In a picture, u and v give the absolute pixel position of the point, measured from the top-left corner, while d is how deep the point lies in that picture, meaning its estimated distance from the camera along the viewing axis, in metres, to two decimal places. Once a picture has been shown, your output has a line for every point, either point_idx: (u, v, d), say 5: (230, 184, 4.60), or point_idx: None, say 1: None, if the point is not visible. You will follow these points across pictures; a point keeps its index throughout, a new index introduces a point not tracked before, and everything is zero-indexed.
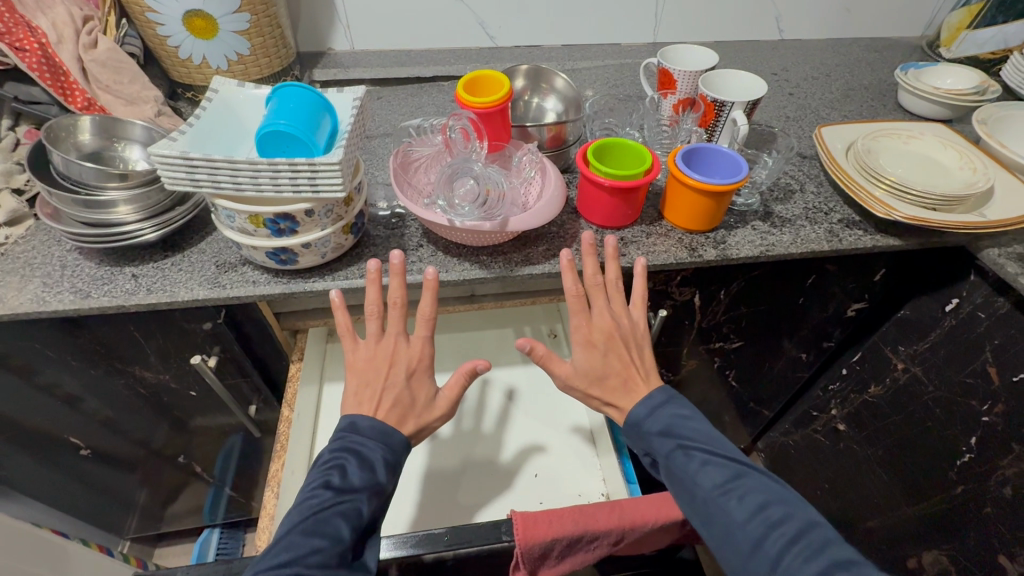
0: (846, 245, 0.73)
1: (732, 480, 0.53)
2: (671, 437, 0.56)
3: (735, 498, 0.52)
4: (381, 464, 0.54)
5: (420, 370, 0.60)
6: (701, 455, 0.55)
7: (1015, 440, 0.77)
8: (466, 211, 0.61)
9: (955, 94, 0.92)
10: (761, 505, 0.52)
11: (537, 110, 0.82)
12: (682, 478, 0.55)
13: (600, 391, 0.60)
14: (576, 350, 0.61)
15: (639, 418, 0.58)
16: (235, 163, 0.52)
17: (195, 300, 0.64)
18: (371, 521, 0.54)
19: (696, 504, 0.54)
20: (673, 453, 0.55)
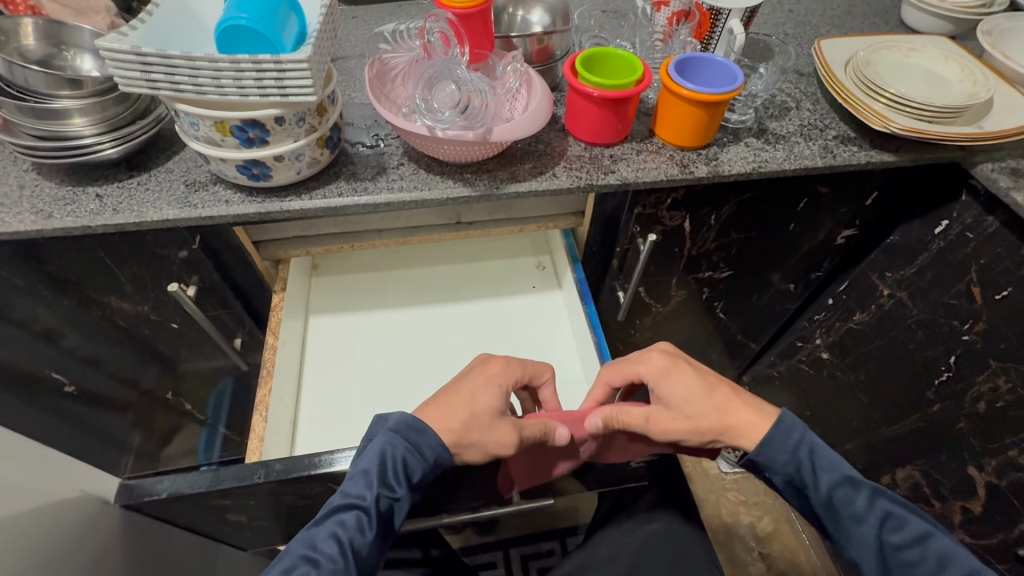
0: (840, 161, 0.72)
1: (911, 529, 0.48)
2: (837, 472, 0.50)
3: (923, 552, 0.48)
4: (398, 472, 0.50)
5: (488, 387, 0.57)
6: (876, 498, 0.49)
7: (993, 357, 0.79)
8: (448, 121, 0.58)
9: (962, 7, 0.88)
10: (951, 562, 0.47)
11: (522, 22, 0.76)
12: (852, 521, 0.50)
13: (709, 416, 0.57)
14: (659, 385, 0.60)
15: (790, 444, 0.53)
16: (193, 61, 0.48)
17: (166, 221, 0.61)
18: (380, 537, 0.49)
19: (867, 549, 0.50)
20: (841, 492, 0.50)
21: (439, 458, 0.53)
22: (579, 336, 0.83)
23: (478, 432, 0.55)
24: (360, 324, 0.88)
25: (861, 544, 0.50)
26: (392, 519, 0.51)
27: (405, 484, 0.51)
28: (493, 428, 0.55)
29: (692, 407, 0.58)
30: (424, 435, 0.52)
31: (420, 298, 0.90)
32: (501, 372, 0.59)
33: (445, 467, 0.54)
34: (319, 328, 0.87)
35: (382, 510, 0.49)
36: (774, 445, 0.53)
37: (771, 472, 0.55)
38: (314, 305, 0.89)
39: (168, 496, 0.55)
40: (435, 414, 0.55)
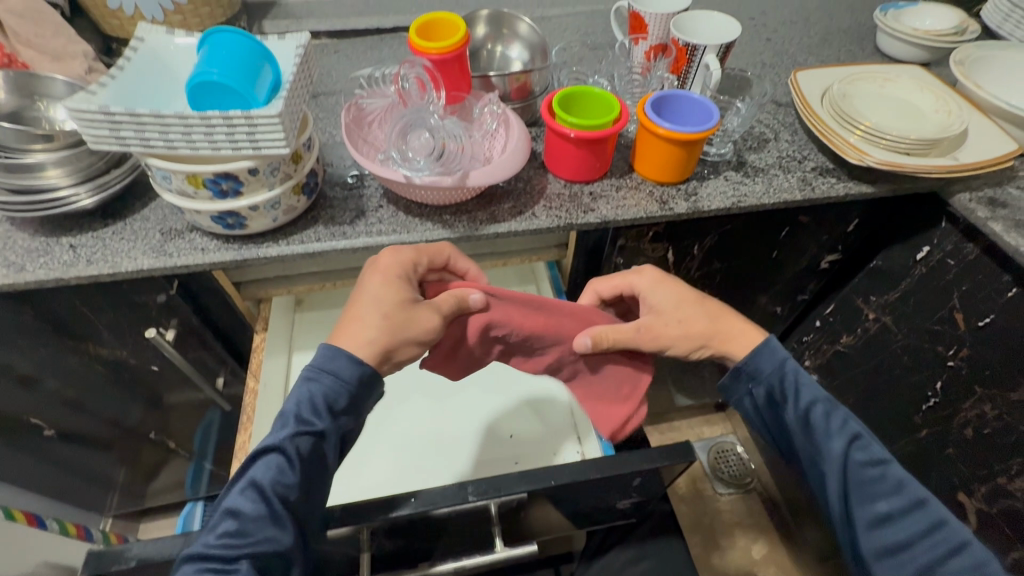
0: (818, 194, 0.72)
1: (876, 451, 0.54)
2: (818, 391, 0.56)
3: (881, 470, 0.52)
4: (314, 408, 0.50)
5: (387, 284, 0.55)
6: (848, 420, 0.55)
7: (979, 383, 0.79)
8: (423, 166, 0.58)
9: (934, 35, 0.90)
10: (904, 482, 0.52)
11: (501, 58, 0.78)
12: (824, 438, 0.54)
13: (707, 323, 0.61)
14: (653, 294, 0.63)
15: (780, 364, 0.57)
16: (162, 118, 0.47)
17: (141, 271, 0.60)
18: (310, 477, 0.49)
19: (832, 465, 0.54)
20: (819, 410, 0.55)
21: (361, 376, 0.51)
22: None
23: (400, 330, 0.53)
24: None
25: (827, 459, 0.54)
26: (324, 456, 0.50)
27: (325, 418, 0.50)
28: (413, 320, 0.54)
29: (682, 312, 0.62)
30: (336, 363, 0.51)
31: None
32: (409, 261, 0.56)
33: (371, 384, 0.52)
34: None
35: (306, 451, 0.49)
36: (765, 362, 0.58)
37: (755, 384, 0.58)
38: None
39: (139, 563, 0.52)
40: (353, 329, 0.53)
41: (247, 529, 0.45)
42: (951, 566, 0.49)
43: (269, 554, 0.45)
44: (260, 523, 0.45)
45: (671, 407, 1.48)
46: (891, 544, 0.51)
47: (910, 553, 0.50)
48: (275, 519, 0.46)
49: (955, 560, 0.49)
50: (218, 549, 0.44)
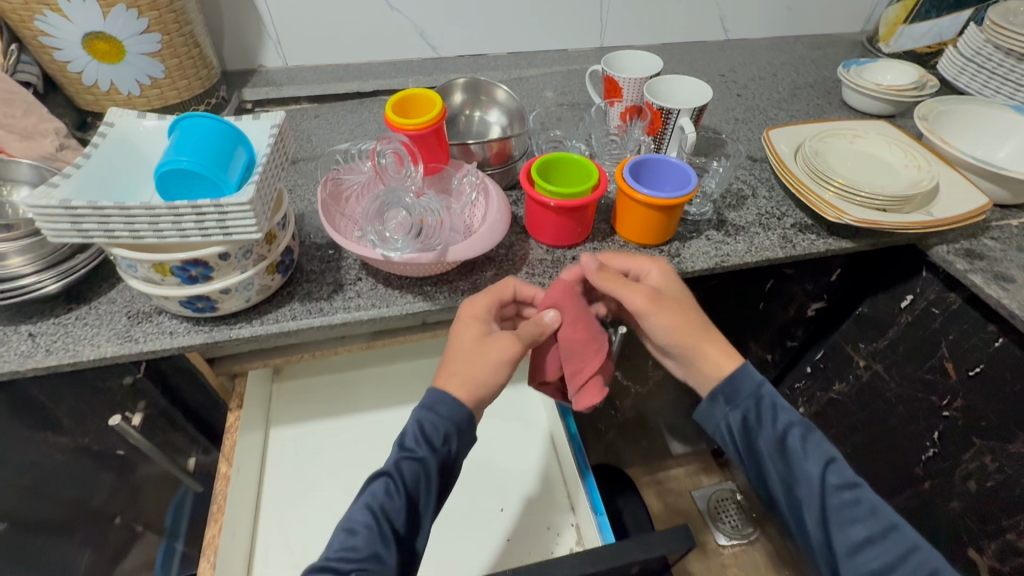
0: (800, 251, 0.72)
1: (848, 475, 0.53)
2: (793, 416, 0.56)
3: (855, 494, 0.52)
4: (416, 436, 0.54)
5: (466, 327, 0.58)
6: (822, 444, 0.55)
7: (976, 435, 0.78)
8: (401, 243, 0.56)
9: (895, 90, 0.94)
10: (878, 506, 0.52)
11: (480, 124, 0.80)
12: (802, 463, 0.53)
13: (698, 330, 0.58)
14: (666, 281, 0.61)
15: (756, 388, 0.57)
16: (128, 209, 0.46)
17: (104, 359, 0.57)
18: (416, 499, 0.53)
19: (811, 492, 0.53)
20: (796, 435, 0.54)
21: (455, 412, 0.55)
22: (556, 433, 0.80)
23: (477, 362, 0.56)
24: (331, 431, 0.84)
25: (807, 485, 0.53)
26: (425, 487, 0.53)
27: (425, 445, 0.54)
28: (487, 355, 0.56)
29: (680, 304, 0.60)
30: (435, 398, 0.55)
31: (392, 398, 0.88)
32: (490, 305, 0.59)
33: (467, 423, 0.55)
34: (280, 442, 0.82)
35: (408, 475, 0.52)
36: (742, 385, 0.57)
37: (732, 407, 0.57)
38: (277, 415, 0.84)
39: None
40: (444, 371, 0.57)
41: (356, 546, 0.49)
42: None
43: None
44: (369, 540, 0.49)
45: (667, 455, 1.44)
46: (872, 572, 0.49)
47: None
48: (383, 539, 0.50)
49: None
50: (335, 562, 0.49)
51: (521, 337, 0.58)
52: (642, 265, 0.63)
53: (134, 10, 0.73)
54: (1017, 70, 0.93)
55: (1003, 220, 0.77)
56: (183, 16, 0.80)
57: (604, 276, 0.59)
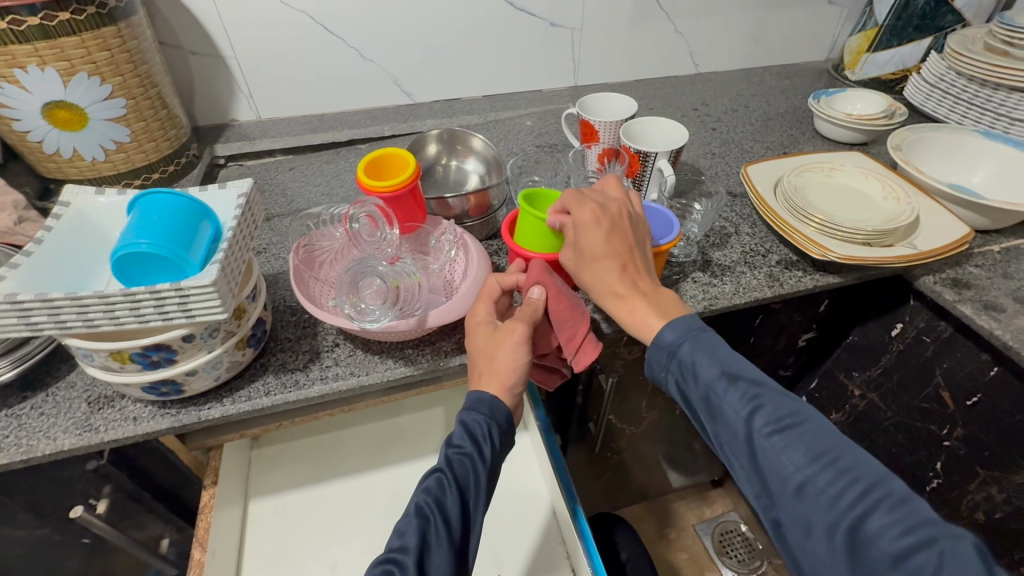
0: (788, 288, 0.71)
1: (784, 416, 0.47)
2: (715, 365, 0.50)
3: (787, 437, 0.45)
4: (463, 433, 0.53)
5: (477, 332, 0.56)
6: (749, 387, 0.48)
7: (980, 465, 0.76)
8: (378, 312, 0.54)
9: (866, 120, 0.95)
10: (815, 442, 0.45)
11: (458, 173, 0.79)
12: (724, 416, 0.48)
13: (600, 285, 0.57)
14: (580, 232, 0.58)
15: (672, 344, 0.52)
16: (79, 299, 0.43)
17: (61, 452, 0.53)
18: (467, 493, 0.51)
19: (738, 443, 0.47)
20: (716, 387, 0.49)
21: (495, 410, 0.53)
22: (552, 489, 0.77)
23: (498, 357, 0.54)
24: (316, 499, 0.80)
25: (731, 436, 0.48)
26: (474, 480, 0.51)
27: (472, 440, 0.52)
28: (501, 346, 0.54)
29: (593, 261, 0.57)
30: (474, 397, 0.54)
31: (381, 460, 0.84)
32: (487, 307, 0.57)
33: (507, 420, 0.54)
34: (261, 515, 0.77)
35: (459, 469, 0.51)
36: (660, 341, 0.53)
37: (664, 370, 0.53)
38: (257, 486, 0.80)
39: None
40: (476, 377, 0.55)
41: (407, 537, 0.47)
42: (873, 527, 0.41)
43: (428, 569, 0.46)
44: (421, 531, 0.47)
45: (667, 489, 1.41)
46: (808, 518, 0.43)
47: (830, 525, 0.42)
48: (437, 530, 0.48)
49: (875, 516, 0.41)
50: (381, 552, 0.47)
51: (529, 323, 0.56)
52: (573, 206, 0.59)
53: (97, 77, 0.72)
54: (981, 96, 0.95)
55: (984, 246, 0.77)
56: (147, 78, 0.79)
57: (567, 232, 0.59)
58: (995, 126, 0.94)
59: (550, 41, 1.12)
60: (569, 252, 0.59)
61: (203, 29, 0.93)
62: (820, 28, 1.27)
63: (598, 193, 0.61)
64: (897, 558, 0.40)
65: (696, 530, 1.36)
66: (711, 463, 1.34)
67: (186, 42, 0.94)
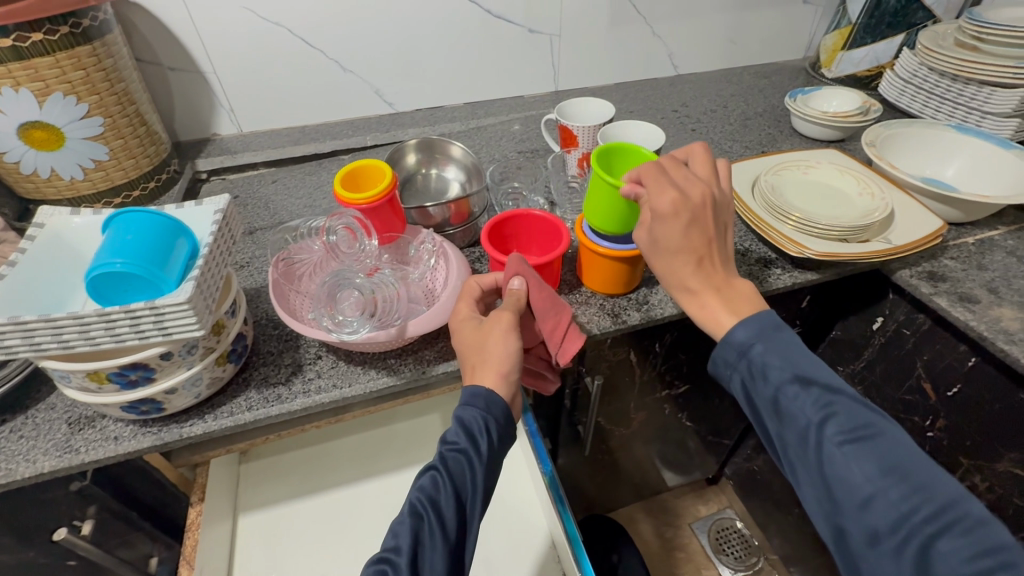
0: (767, 286, 0.72)
1: (858, 425, 0.45)
2: (788, 369, 0.48)
3: (861, 448, 0.44)
4: (458, 428, 0.51)
5: (462, 329, 0.56)
6: (823, 393, 0.47)
7: (963, 454, 0.76)
8: (356, 323, 0.54)
9: (841, 117, 0.97)
10: (890, 455, 0.44)
11: (438, 181, 0.80)
12: (793, 421, 0.47)
13: (672, 281, 0.55)
14: (657, 221, 0.53)
15: (743, 345, 0.50)
16: (53, 321, 0.43)
17: (41, 474, 0.52)
18: (463, 491, 0.49)
19: (806, 451, 0.46)
20: (788, 391, 0.47)
21: (491, 403, 0.52)
22: (542, 493, 0.77)
23: (487, 347, 0.53)
24: (306, 512, 0.79)
25: (800, 441, 0.47)
26: (471, 478, 0.50)
27: (468, 437, 0.51)
28: (490, 337, 0.54)
29: (666, 254, 0.54)
30: (468, 393, 0.52)
31: (370, 470, 0.84)
32: (468, 305, 0.58)
33: (505, 414, 0.52)
34: (250, 530, 0.77)
35: (452, 467, 0.50)
36: (730, 340, 0.51)
37: (730, 369, 0.51)
38: (246, 501, 0.80)
39: None
40: (469, 374, 0.54)
41: (402, 536, 0.46)
42: (941, 545, 0.41)
43: (420, 567, 0.46)
44: (413, 530, 0.47)
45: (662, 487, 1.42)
46: (876, 531, 0.43)
47: (896, 540, 0.42)
48: (430, 529, 0.47)
49: (944, 534, 0.41)
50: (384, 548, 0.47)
51: (515, 313, 0.56)
52: (654, 190, 0.53)
53: (73, 97, 0.72)
54: (953, 90, 0.97)
55: (959, 238, 0.78)
56: (124, 96, 0.78)
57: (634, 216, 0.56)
58: (967, 120, 0.96)
59: (529, 48, 1.13)
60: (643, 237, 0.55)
61: (181, 45, 0.93)
62: (796, 28, 1.29)
63: (683, 171, 0.55)
64: (966, 574, 0.40)
65: (692, 527, 1.36)
66: (704, 461, 1.34)
67: (164, 58, 0.94)
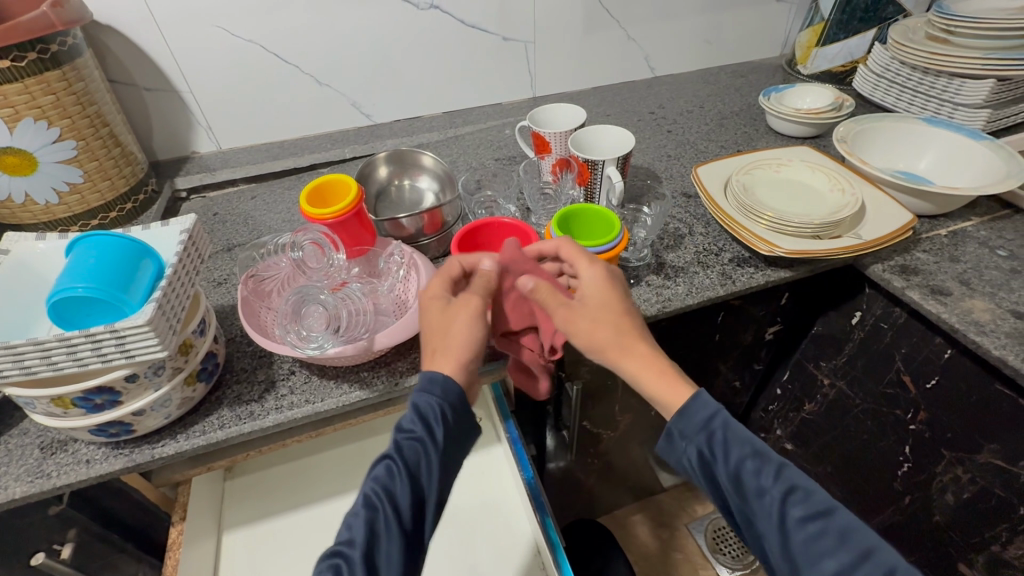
0: (740, 286, 0.72)
1: (815, 501, 0.46)
2: (748, 446, 0.48)
3: (822, 525, 0.44)
4: (413, 416, 0.51)
5: (431, 310, 0.55)
6: (781, 469, 0.47)
7: (944, 447, 0.76)
8: (321, 339, 0.54)
9: (815, 113, 0.97)
10: (849, 534, 0.44)
11: (412, 193, 0.80)
12: (757, 496, 0.46)
13: (610, 347, 0.53)
14: (591, 290, 0.56)
15: (706, 419, 0.49)
16: (14, 348, 0.43)
17: (13, 500, 0.52)
18: (418, 480, 0.49)
19: (771, 527, 0.45)
20: (750, 466, 0.47)
21: (448, 388, 0.52)
22: (524, 500, 0.77)
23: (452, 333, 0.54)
24: (289, 527, 0.79)
25: (764, 517, 0.46)
26: (428, 466, 0.49)
27: (424, 424, 0.50)
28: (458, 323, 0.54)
29: (607, 321, 0.54)
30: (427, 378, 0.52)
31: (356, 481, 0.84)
32: (442, 285, 0.57)
33: (462, 400, 0.52)
34: (234, 548, 0.77)
35: (409, 455, 0.49)
36: (691, 416, 0.49)
37: (685, 442, 0.49)
38: (229, 518, 0.79)
39: None
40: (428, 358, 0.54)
41: (357, 527, 0.46)
42: None
43: (376, 561, 0.45)
44: (367, 524, 0.46)
45: (657, 488, 1.41)
46: None
47: None
48: (386, 518, 0.47)
49: None
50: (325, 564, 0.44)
51: (484, 300, 0.56)
52: (579, 263, 0.57)
53: (43, 122, 0.72)
54: (925, 83, 0.97)
55: (932, 231, 0.78)
56: (95, 118, 0.79)
57: (543, 294, 0.54)
58: (940, 111, 0.96)
59: (506, 56, 1.13)
60: (574, 306, 0.55)
61: (155, 66, 0.94)
62: (772, 26, 1.30)
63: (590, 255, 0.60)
64: None
65: (688, 528, 1.36)
66: None
67: (139, 79, 0.95)
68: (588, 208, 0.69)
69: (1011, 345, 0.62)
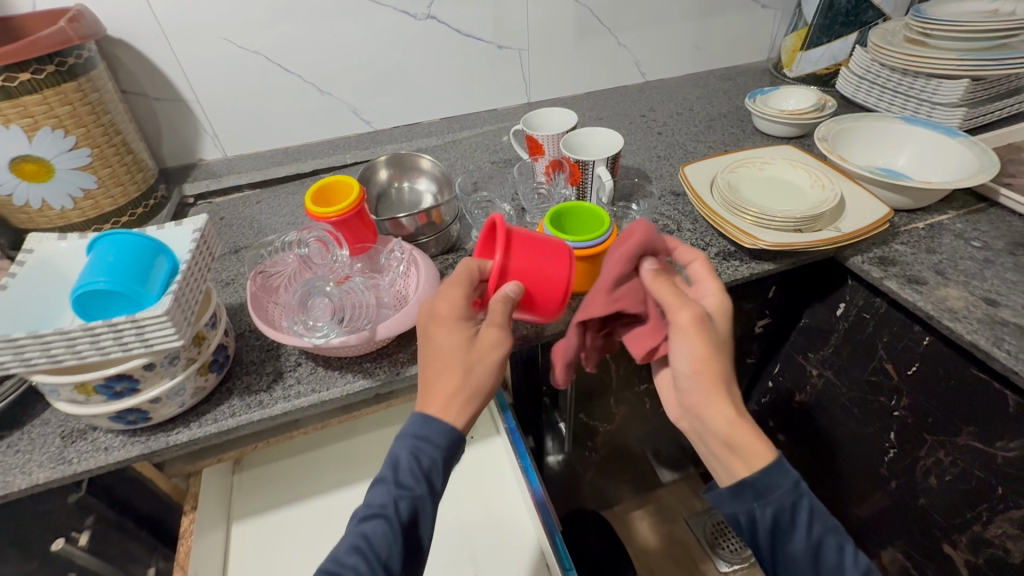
0: (726, 278, 0.75)
1: None
2: (826, 521, 0.49)
3: None
4: (412, 470, 0.49)
5: (452, 328, 0.52)
6: (854, 548, 0.48)
7: (926, 431, 0.78)
8: (327, 329, 0.58)
9: (799, 114, 1.01)
10: None
11: (411, 194, 0.84)
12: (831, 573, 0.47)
13: (719, 375, 0.50)
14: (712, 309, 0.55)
15: (793, 487, 0.49)
16: (42, 338, 0.47)
17: (37, 486, 0.55)
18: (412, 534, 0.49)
19: None
20: (829, 542, 0.48)
21: (435, 439, 0.50)
22: (521, 487, 0.80)
23: (474, 360, 0.51)
24: (297, 517, 0.82)
25: None
26: (421, 518, 0.49)
27: (422, 480, 0.49)
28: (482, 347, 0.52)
29: (725, 352, 0.52)
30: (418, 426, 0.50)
31: (361, 472, 0.87)
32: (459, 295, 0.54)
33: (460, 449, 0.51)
34: (244, 537, 0.79)
35: (405, 513, 0.48)
36: (782, 483, 0.48)
37: (762, 505, 0.49)
38: (238, 510, 0.82)
39: None
40: (444, 383, 0.51)
41: None
42: None
43: None
44: None
45: (656, 484, 1.43)
46: None
47: None
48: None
49: None
50: None
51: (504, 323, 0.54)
52: (703, 283, 0.58)
53: (60, 131, 0.76)
54: (904, 83, 1.01)
55: (910, 224, 0.82)
56: (108, 127, 0.83)
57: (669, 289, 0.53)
58: (919, 110, 1.00)
59: (501, 63, 1.18)
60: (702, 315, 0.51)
61: (165, 77, 0.98)
62: (758, 31, 1.34)
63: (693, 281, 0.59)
64: None
65: (687, 522, 1.38)
66: (694, 455, 1.36)
67: (149, 89, 0.99)
68: (578, 205, 0.72)
69: (982, 329, 0.65)
